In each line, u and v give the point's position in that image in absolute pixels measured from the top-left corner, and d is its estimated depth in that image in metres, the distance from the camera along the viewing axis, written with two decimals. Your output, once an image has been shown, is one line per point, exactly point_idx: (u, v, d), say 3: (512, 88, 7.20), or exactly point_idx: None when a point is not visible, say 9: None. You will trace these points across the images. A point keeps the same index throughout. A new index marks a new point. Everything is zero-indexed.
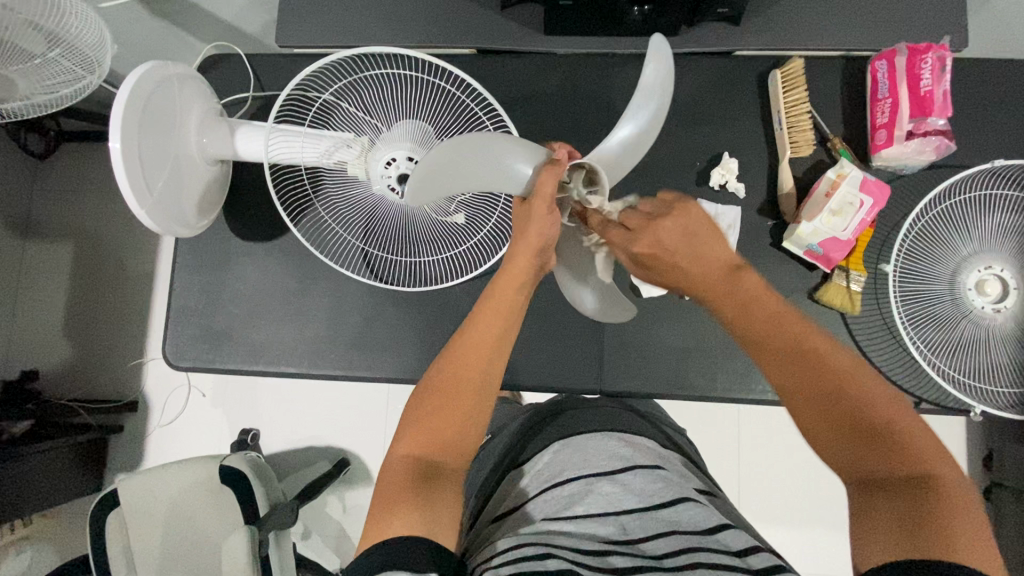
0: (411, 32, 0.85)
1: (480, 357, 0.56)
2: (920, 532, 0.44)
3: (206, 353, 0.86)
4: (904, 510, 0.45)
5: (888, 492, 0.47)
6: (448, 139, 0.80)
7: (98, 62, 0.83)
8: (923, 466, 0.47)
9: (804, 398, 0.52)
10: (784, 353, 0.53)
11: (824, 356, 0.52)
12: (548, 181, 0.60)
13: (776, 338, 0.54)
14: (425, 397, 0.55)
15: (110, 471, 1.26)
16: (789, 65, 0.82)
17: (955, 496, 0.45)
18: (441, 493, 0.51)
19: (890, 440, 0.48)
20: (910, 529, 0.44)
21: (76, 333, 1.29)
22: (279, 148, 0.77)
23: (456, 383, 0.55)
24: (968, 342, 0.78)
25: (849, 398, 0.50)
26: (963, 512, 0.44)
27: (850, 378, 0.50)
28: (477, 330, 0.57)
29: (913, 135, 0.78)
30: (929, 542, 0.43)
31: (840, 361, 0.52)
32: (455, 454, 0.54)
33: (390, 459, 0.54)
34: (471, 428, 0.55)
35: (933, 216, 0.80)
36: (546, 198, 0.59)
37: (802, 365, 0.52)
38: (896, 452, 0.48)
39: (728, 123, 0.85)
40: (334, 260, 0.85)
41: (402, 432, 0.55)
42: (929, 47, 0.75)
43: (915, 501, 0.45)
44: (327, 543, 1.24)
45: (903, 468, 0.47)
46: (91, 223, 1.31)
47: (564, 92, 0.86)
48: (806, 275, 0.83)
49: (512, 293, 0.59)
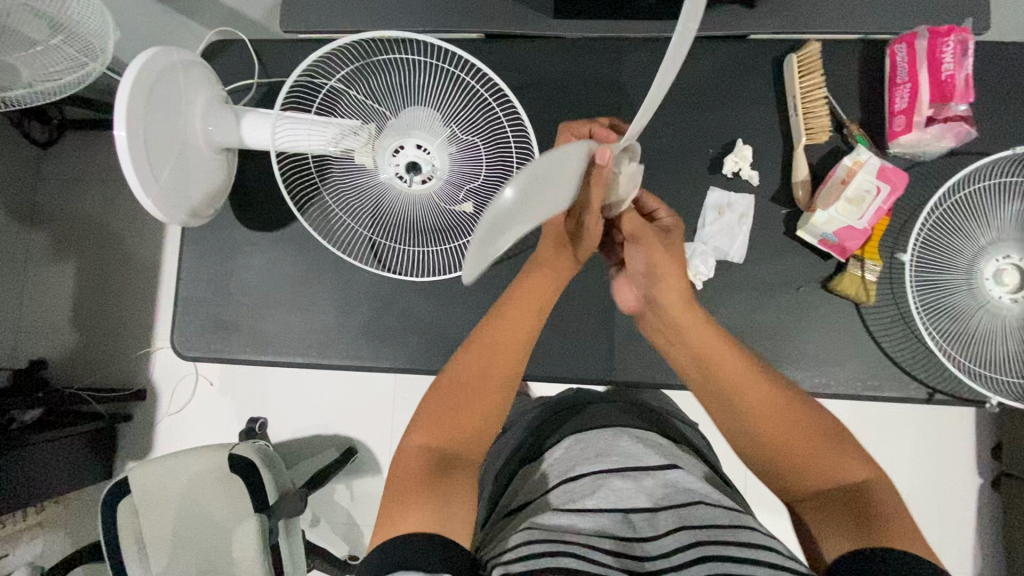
0: (419, 16, 0.84)
1: (510, 354, 0.59)
2: (866, 526, 0.49)
3: (215, 342, 0.85)
4: (842, 512, 0.51)
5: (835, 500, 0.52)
6: (457, 127, 0.79)
7: (102, 51, 0.81)
8: (853, 477, 0.53)
9: (737, 420, 0.58)
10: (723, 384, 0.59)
11: (757, 381, 0.58)
12: (597, 196, 0.55)
13: (719, 359, 0.60)
14: (441, 396, 0.57)
15: (121, 459, 1.27)
16: (806, 48, 0.80)
17: (886, 496, 0.51)
18: (458, 489, 0.52)
19: (824, 454, 0.55)
20: (855, 524, 0.50)
21: (83, 322, 1.29)
22: (286, 136, 0.75)
23: (477, 380, 0.58)
24: (985, 333, 0.77)
25: (782, 415, 0.56)
26: (892, 510, 0.50)
27: (783, 408, 0.57)
28: (499, 329, 0.60)
29: (932, 121, 0.77)
30: (869, 532, 0.48)
31: (772, 392, 0.57)
32: (469, 447, 0.56)
33: (403, 450, 0.55)
34: (488, 425, 0.58)
35: (952, 204, 0.79)
36: (592, 215, 0.57)
37: (744, 390, 0.58)
38: (830, 463, 0.54)
39: (742, 109, 0.83)
40: (341, 249, 0.84)
41: (414, 428, 0.56)
42: (951, 31, 0.73)
43: (858, 507, 0.51)
44: (336, 530, 1.25)
45: (836, 481, 0.53)
46: (95, 210, 1.30)
47: (576, 77, 0.84)
48: (821, 265, 0.81)
49: (542, 292, 0.62)
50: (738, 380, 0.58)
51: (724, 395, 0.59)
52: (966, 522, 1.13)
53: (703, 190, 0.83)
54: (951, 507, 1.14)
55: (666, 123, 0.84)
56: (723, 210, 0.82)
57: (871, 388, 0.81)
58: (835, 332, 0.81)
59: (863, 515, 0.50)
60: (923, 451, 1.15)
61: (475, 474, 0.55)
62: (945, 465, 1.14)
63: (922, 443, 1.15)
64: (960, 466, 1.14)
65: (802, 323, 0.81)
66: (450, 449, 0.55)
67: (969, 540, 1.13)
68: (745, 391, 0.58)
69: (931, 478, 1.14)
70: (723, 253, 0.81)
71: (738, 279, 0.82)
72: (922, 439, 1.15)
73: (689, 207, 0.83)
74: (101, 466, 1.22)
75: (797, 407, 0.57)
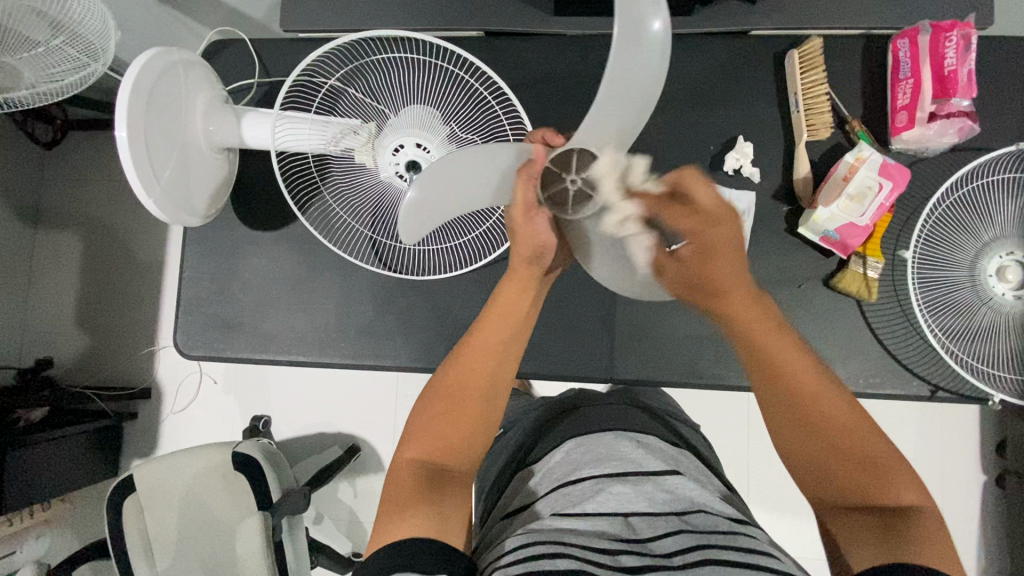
0: (418, 15, 0.84)
1: (485, 364, 0.58)
2: (903, 549, 0.47)
3: (218, 341, 0.86)
4: (878, 530, 0.49)
5: (872, 516, 0.50)
6: (457, 125, 0.79)
7: (103, 49, 0.81)
8: (900, 497, 0.50)
9: (788, 423, 0.53)
10: (784, 387, 0.53)
11: (816, 387, 0.53)
12: (526, 191, 0.59)
13: (781, 364, 0.54)
14: (427, 410, 0.57)
15: (127, 456, 1.28)
16: (806, 45, 0.79)
17: (929, 521, 0.48)
18: (449, 498, 0.52)
19: (874, 472, 0.50)
20: (891, 547, 0.47)
21: (88, 321, 1.30)
22: (286, 134, 0.76)
23: (462, 387, 0.57)
24: (987, 330, 0.77)
25: (835, 427, 0.52)
26: (932, 537, 0.47)
27: (847, 422, 0.52)
28: (477, 341, 0.59)
29: (935, 117, 0.75)
30: (903, 556, 0.46)
31: (838, 402, 0.52)
32: (463, 458, 0.56)
33: (396, 463, 0.55)
34: (484, 427, 0.57)
35: (956, 199, 0.78)
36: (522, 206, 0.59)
37: (799, 396, 0.53)
38: (875, 480, 0.50)
39: (743, 105, 0.83)
40: (341, 248, 0.84)
41: (407, 439, 0.56)
42: (954, 25, 0.72)
43: (895, 529, 0.48)
44: (340, 527, 1.25)
45: (879, 498, 0.50)
46: (99, 210, 1.31)
47: (576, 75, 0.84)
48: (822, 262, 0.81)
49: (518, 300, 0.61)
50: (795, 386, 0.53)
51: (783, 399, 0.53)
52: (969, 519, 1.13)
53: None
54: (954, 504, 1.13)
55: (666, 120, 0.83)
56: None
57: (872, 386, 0.80)
58: (836, 329, 0.81)
59: (900, 537, 0.48)
60: (926, 449, 1.14)
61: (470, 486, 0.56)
62: (948, 462, 1.14)
63: (924, 440, 1.14)
64: (963, 464, 1.14)
65: (803, 320, 0.81)
66: (441, 460, 0.55)
67: (973, 537, 1.13)
68: (808, 399, 0.52)
69: (934, 475, 1.14)
70: None
71: None
72: (924, 436, 1.14)
73: None
74: (107, 465, 1.23)
75: (850, 421, 0.52)
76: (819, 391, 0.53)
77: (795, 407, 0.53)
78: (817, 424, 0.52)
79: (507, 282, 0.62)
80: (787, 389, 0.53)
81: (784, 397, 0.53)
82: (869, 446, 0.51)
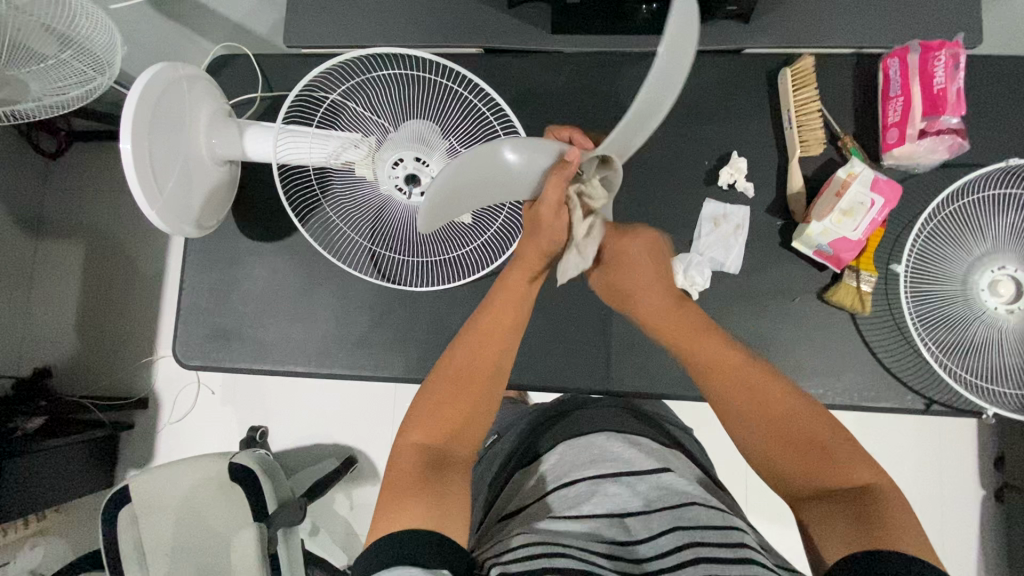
0: (420, 31, 0.85)
1: (490, 352, 0.61)
2: (868, 526, 0.48)
3: (216, 352, 0.86)
4: (847, 512, 0.50)
5: (837, 501, 0.52)
6: (456, 139, 0.81)
7: (109, 63, 0.83)
8: (858, 479, 0.53)
9: (747, 421, 0.58)
10: (731, 386, 0.60)
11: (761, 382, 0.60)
12: (555, 189, 0.58)
13: (724, 366, 0.62)
14: (434, 392, 0.59)
15: (123, 468, 1.27)
16: (800, 63, 0.81)
17: (890, 495, 0.51)
18: (450, 478, 0.53)
19: (824, 454, 0.54)
20: (857, 526, 0.49)
21: (87, 331, 1.30)
22: (287, 148, 0.77)
23: (465, 373, 0.60)
24: (981, 344, 0.78)
25: (789, 421, 0.57)
26: (900, 510, 0.49)
27: (794, 412, 0.57)
28: (487, 321, 0.62)
29: (925, 134, 0.77)
30: (870, 532, 0.48)
31: (778, 394, 0.58)
32: (463, 442, 0.57)
33: (401, 448, 0.56)
34: (480, 419, 0.59)
35: (945, 215, 0.80)
36: (552, 205, 0.59)
37: (745, 386, 0.60)
38: (833, 467, 0.54)
39: (737, 122, 0.84)
40: (342, 260, 0.85)
41: (412, 424, 0.57)
42: (942, 45, 0.74)
43: (861, 508, 0.50)
44: (335, 539, 1.25)
45: (842, 485, 0.53)
46: (102, 221, 1.32)
47: (573, 91, 0.86)
48: (816, 276, 0.82)
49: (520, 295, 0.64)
50: (741, 382, 0.60)
51: (735, 395, 0.60)
52: (969, 534, 1.13)
53: (699, 201, 0.84)
54: (954, 518, 1.13)
55: (662, 135, 0.85)
56: (719, 221, 0.82)
57: (867, 399, 0.81)
58: (831, 342, 0.82)
59: (867, 515, 0.49)
60: (923, 463, 1.14)
61: (468, 470, 0.56)
62: (945, 476, 1.14)
63: (922, 454, 1.14)
64: (960, 477, 1.14)
65: (799, 333, 0.82)
66: (442, 446, 0.56)
67: (973, 553, 1.12)
68: (753, 389, 0.59)
69: (931, 489, 1.14)
70: (719, 264, 0.82)
71: (733, 290, 0.82)
72: (923, 450, 1.14)
73: (685, 218, 0.84)
74: (103, 475, 1.23)
75: (797, 411, 0.57)
76: (757, 380, 0.60)
77: (736, 400, 0.60)
78: (778, 420, 0.57)
79: (512, 271, 0.64)
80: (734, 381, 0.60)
81: (738, 390, 0.60)
82: (815, 431, 0.56)
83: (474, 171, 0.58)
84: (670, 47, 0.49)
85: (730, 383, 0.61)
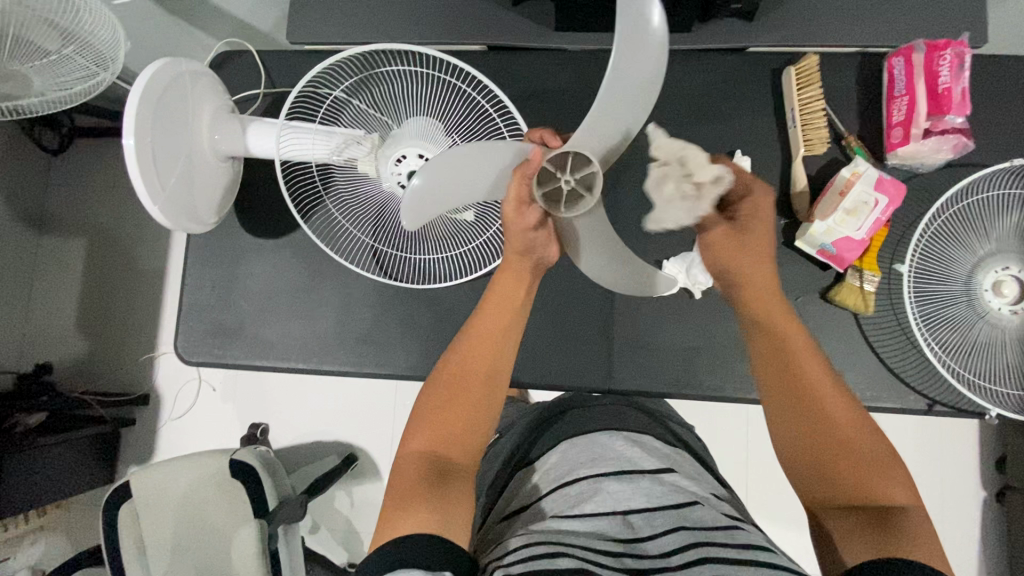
0: (423, 28, 0.85)
1: (484, 358, 0.60)
2: (893, 541, 0.47)
3: (218, 348, 0.86)
4: (874, 528, 0.49)
5: (863, 515, 0.50)
6: (458, 136, 0.81)
7: (113, 59, 0.82)
8: (893, 497, 0.50)
9: (800, 425, 0.55)
10: (796, 390, 0.56)
11: (830, 393, 0.55)
12: (516, 190, 0.60)
13: (798, 371, 0.57)
14: (434, 395, 0.58)
15: (123, 464, 1.28)
16: (804, 61, 0.81)
17: (919, 519, 0.49)
18: (456, 486, 0.53)
19: (865, 469, 0.52)
20: (882, 541, 0.47)
21: (88, 327, 1.30)
22: (290, 145, 0.77)
23: (464, 376, 0.59)
24: (983, 345, 0.78)
25: (843, 434, 0.53)
26: (930, 535, 0.48)
27: (850, 425, 0.54)
28: (480, 322, 0.63)
29: (930, 133, 0.77)
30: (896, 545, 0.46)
31: (840, 406, 0.55)
32: (466, 450, 0.56)
33: (404, 455, 0.56)
34: (489, 416, 0.59)
35: (951, 215, 0.79)
36: (514, 205, 0.61)
37: (809, 394, 0.56)
38: (871, 483, 0.51)
39: (741, 120, 0.84)
40: (343, 255, 0.86)
41: (414, 432, 0.57)
42: (948, 44, 0.74)
43: (890, 527, 0.48)
44: (335, 536, 1.25)
45: (875, 500, 0.51)
46: (104, 217, 1.32)
47: (577, 88, 0.86)
48: (819, 275, 0.82)
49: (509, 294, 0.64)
50: (811, 387, 0.56)
51: (786, 404, 0.56)
52: (970, 534, 1.12)
53: None
54: (955, 518, 1.13)
55: (665, 134, 0.84)
56: None
57: (869, 399, 0.81)
58: (834, 342, 0.81)
59: (894, 533, 0.48)
60: (925, 463, 1.14)
61: (471, 482, 0.55)
62: (947, 476, 1.14)
63: (924, 454, 1.14)
64: (962, 477, 1.13)
65: (802, 333, 0.82)
66: (450, 450, 0.56)
67: (974, 553, 1.12)
68: (815, 400, 0.55)
69: (933, 489, 1.14)
70: None
71: None
72: (925, 450, 1.14)
73: None
74: (103, 471, 1.23)
75: (851, 424, 0.54)
76: (826, 390, 0.56)
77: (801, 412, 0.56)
78: (831, 430, 0.54)
79: (500, 271, 0.65)
80: (804, 388, 0.56)
81: (797, 393, 0.56)
82: (859, 446, 0.53)
83: (451, 170, 0.65)
84: (623, 44, 0.60)
85: (800, 393, 0.56)
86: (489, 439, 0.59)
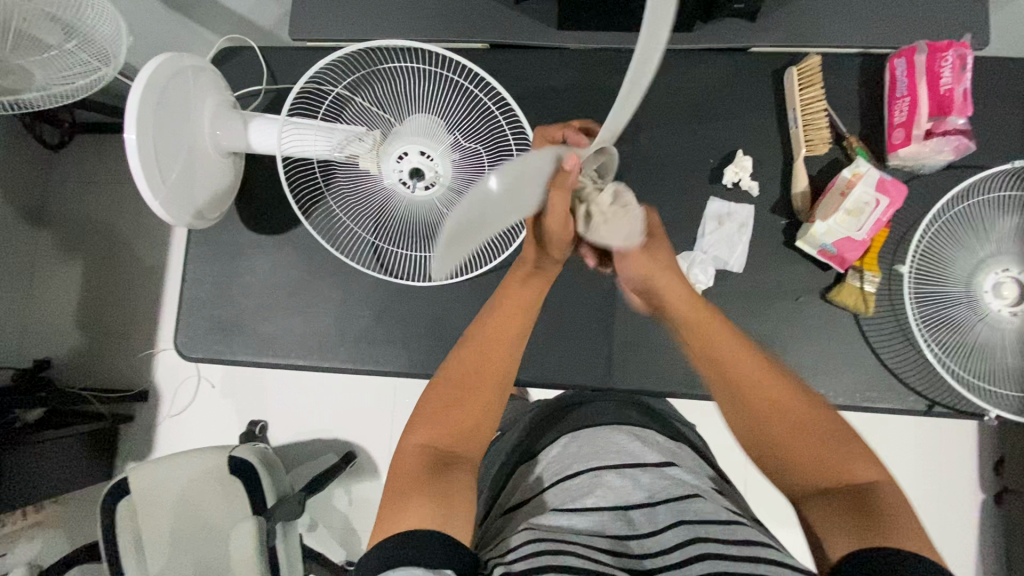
0: (426, 25, 0.85)
1: (499, 351, 0.60)
2: (871, 528, 0.48)
3: (217, 344, 0.86)
4: (848, 513, 0.50)
5: (840, 500, 0.51)
6: (460, 134, 0.80)
7: (114, 55, 0.83)
8: (862, 477, 0.52)
9: (747, 414, 0.57)
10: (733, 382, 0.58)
11: (771, 380, 0.57)
12: (560, 205, 0.56)
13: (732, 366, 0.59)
14: (438, 394, 0.58)
15: (121, 460, 1.27)
16: (806, 62, 0.81)
17: (893, 497, 0.51)
18: (458, 479, 0.53)
19: (829, 450, 0.54)
20: (859, 527, 0.49)
21: (87, 322, 1.30)
22: (292, 141, 0.76)
23: (471, 373, 0.59)
24: (983, 346, 0.78)
25: (793, 418, 0.55)
26: (902, 512, 0.49)
27: (800, 408, 0.56)
28: (493, 326, 0.62)
29: (931, 134, 0.77)
30: (872, 534, 0.48)
31: (784, 391, 0.57)
32: (473, 443, 0.57)
33: (404, 448, 0.56)
34: (492, 412, 0.59)
35: (949, 218, 0.79)
36: (559, 220, 0.57)
37: (749, 384, 0.58)
38: (837, 464, 0.53)
39: (743, 120, 0.84)
40: (343, 252, 0.85)
41: (415, 426, 0.57)
42: (949, 46, 0.74)
43: (866, 509, 0.50)
44: (332, 534, 1.25)
45: (848, 483, 0.52)
46: (104, 212, 1.32)
47: (580, 87, 0.86)
48: (819, 276, 0.82)
49: (531, 290, 0.64)
50: (744, 378, 0.58)
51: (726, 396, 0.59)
52: (968, 536, 1.12)
53: (703, 199, 0.84)
54: (954, 520, 1.13)
55: (666, 133, 0.85)
56: (723, 219, 0.82)
57: (868, 399, 0.81)
58: (834, 342, 0.82)
59: (870, 517, 0.49)
60: (924, 465, 1.14)
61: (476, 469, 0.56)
62: (945, 478, 1.14)
63: (923, 456, 1.14)
64: (961, 479, 1.14)
65: (801, 333, 0.82)
66: (452, 446, 0.56)
67: (972, 555, 1.12)
68: (758, 388, 0.57)
69: (931, 490, 1.14)
70: (723, 262, 0.82)
71: (736, 288, 0.82)
72: (924, 451, 1.14)
73: (688, 216, 0.84)
74: (101, 466, 1.23)
75: (800, 407, 0.56)
76: (765, 376, 0.57)
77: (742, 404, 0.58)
78: (778, 415, 0.56)
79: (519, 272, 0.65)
80: (740, 379, 0.58)
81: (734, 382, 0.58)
82: (817, 425, 0.55)
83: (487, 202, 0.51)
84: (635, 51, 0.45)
85: (739, 388, 0.58)
86: (494, 436, 0.60)
